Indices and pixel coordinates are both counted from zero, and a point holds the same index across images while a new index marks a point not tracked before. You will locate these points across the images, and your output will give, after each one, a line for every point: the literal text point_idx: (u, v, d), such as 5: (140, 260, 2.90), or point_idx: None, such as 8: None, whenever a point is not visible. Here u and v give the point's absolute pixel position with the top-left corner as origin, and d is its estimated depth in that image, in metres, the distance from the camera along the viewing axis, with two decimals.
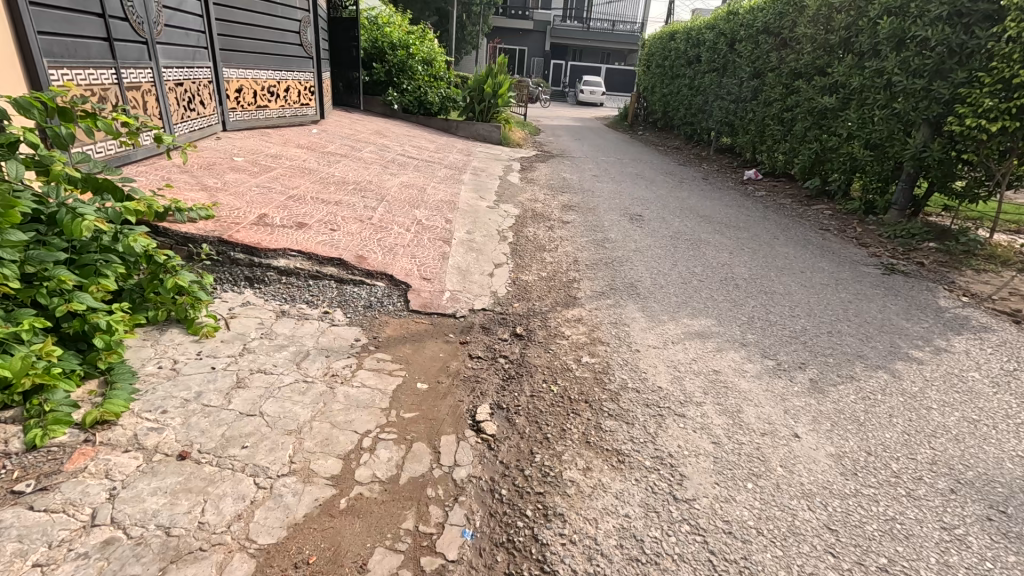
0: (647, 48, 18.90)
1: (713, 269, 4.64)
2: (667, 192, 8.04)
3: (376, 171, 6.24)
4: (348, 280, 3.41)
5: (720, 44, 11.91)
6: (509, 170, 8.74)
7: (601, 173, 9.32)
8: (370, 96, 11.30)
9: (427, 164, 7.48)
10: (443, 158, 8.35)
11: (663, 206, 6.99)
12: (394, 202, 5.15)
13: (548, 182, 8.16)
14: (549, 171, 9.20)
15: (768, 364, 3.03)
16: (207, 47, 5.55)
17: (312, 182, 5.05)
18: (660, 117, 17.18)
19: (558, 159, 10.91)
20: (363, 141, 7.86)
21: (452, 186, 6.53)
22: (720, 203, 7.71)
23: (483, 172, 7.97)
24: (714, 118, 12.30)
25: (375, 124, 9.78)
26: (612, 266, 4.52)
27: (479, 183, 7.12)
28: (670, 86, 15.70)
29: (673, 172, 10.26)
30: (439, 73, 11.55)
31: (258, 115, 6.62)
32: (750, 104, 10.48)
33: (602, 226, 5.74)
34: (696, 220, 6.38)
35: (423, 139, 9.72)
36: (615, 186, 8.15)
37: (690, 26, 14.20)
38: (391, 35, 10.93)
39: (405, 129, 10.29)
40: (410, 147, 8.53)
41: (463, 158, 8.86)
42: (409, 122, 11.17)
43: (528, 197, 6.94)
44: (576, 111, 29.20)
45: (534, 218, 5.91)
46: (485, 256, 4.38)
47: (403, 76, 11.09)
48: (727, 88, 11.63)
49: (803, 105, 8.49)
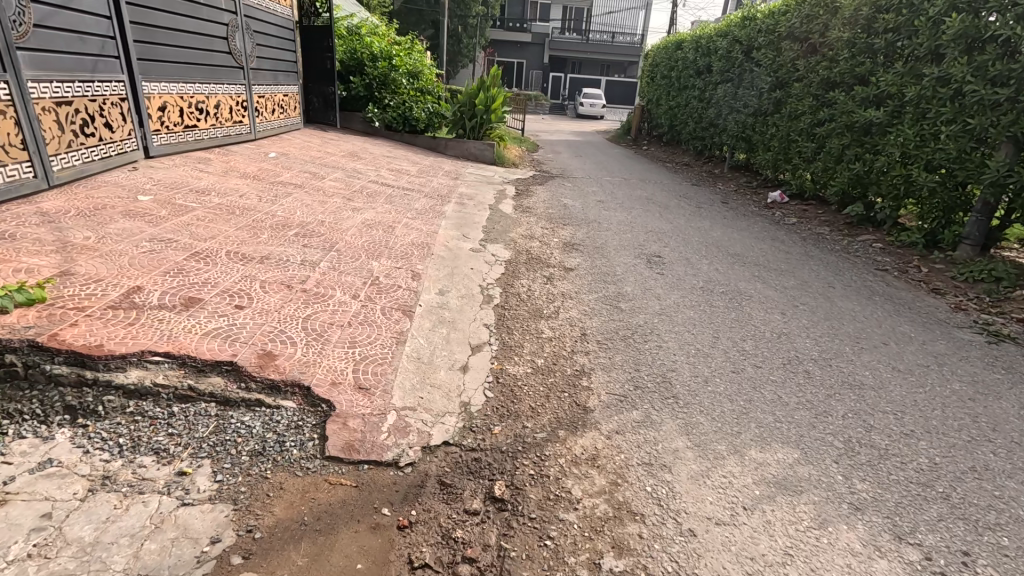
0: (651, 58, 17.93)
1: (768, 343, 3.44)
2: (685, 222, 6.90)
3: (335, 205, 5.13)
4: (236, 402, 2.22)
5: (735, 52, 10.88)
6: (501, 196, 7.62)
7: (606, 198, 8.20)
8: (349, 112, 10.23)
9: (404, 193, 6.36)
10: (425, 184, 7.24)
11: (683, 242, 5.83)
12: (347, 252, 4.01)
13: (546, 210, 7.02)
14: (548, 197, 8.07)
15: (911, 560, 1.82)
16: (120, 58, 4.49)
17: (241, 227, 3.92)
18: (666, 131, 16.13)
19: (559, 180, 9.82)
20: (330, 166, 6.76)
21: (430, 222, 5.40)
22: (749, 234, 6.57)
23: (471, 201, 6.85)
24: (730, 133, 11.22)
25: (351, 145, 8.69)
26: (633, 342, 3.33)
27: (464, 215, 5.99)
28: (677, 98, 14.68)
29: (688, 194, 9.13)
30: (425, 87, 10.50)
31: (187, 136, 5.49)
32: (772, 117, 9.41)
33: (613, 275, 4.58)
34: (728, 262, 5.21)
35: (405, 161, 8.63)
36: (624, 214, 7.01)
37: (699, 34, 13.23)
38: (372, 45, 9.88)
39: (386, 149, 9.20)
40: (388, 171, 7.42)
41: (450, 183, 7.76)
42: (392, 141, 10.10)
43: (522, 233, 5.79)
44: (575, 124, 28.24)
45: (529, 263, 4.76)
46: (461, 332, 3.22)
47: (385, 91, 10.03)
48: (744, 99, 10.55)
49: (840, 118, 7.38)
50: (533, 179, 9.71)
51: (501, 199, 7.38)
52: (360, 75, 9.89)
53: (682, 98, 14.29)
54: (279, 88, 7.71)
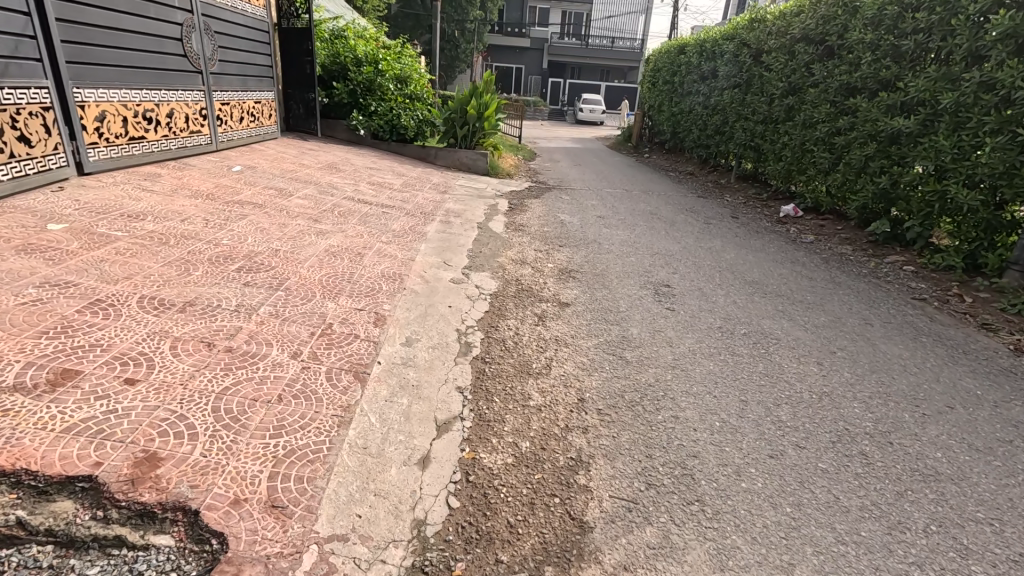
0: (653, 63, 17.37)
1: (808, 409, 2.79)
2: (693, 241, 6.27)
3: (298, 228, 4.50)
4: (83, 544, 1.56)
5: (742, 56, 10.30)
6: (492, 212, 6.98)
7: (606, 213, 7.56)
8: (332, 120, 9.63)
9: (382, 211, 5.73)
10: (408, 199, 6.61)
11: (693, 268, 5.19)
12: (298, 290, 3.37)
13: (540, 229, 6.38)
14: (544, 212, 7.44)
15: None
16: (42, 60, 3.90)
17: (169, 261, 3.29)
18: (668, 138, 15.55)
19: (556, 192, 9.21)
20: (303, 180, 6.13)
21: (408, 246, 4.77)
22: (765, 256, 5.93)
23: (458, 218, 6.22)
24: (738, 141, 10.61)
25: (332, 155, 8.08)
26: (642, 411, 2.68)
27: (449, 237, 5.37)
28: (681, 104, 14.07)
29: (694, 208, 8.49)
30: (413, 93, 9.88)
31: (134, 150, 4.90)
32: (784, 125, 8.80)
33: (616, 312, 3.94)
34: (746, 293, 4.56)
35: (390, 173, 8.01)
36: (626, 234, 6.37)
37: (703, 37, 12.66)
38: (356, 49, 9.26)
39: (370, 160, 8.58)
40: (368, 185, 6.79)
41: (436, 198, 7.14)
42: (378, 151, 9.50)
43: (513, 257, 5.15)
44: (575, 129, 27.68)
45: (518, 297, 4.12)
46: (425, 401, 2.57)
47: (370, 97, 9.41)
48: (753, 106, 9.95)
49: (862, 127, 6.79)
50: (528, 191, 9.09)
51: (492, 216, 6.76)
52: (343, 81, 9.27)
53: (686, 104, 13.70)
54: (249, 95, 7.10)
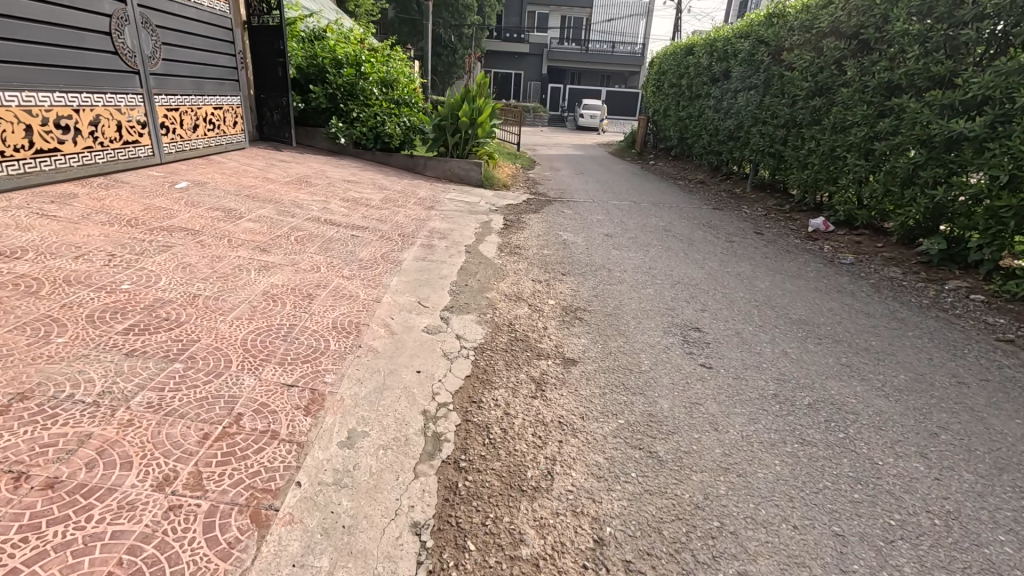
0: (657, 66, 16.55)
1: (936, 552, 1.87)
2: (717, 265, 5.37)
3: (237, 261, 3.62)
4: None
5: (759, 55, 9.46)
6: (484, 231, 6.10)
7: (614, 230, 6.69)
8: (310, 128, 8.77)
9: (352, 234, 4.86)
10: (387, 218, 5.73)
11: (724, 302, 4.29)
12: (204, 358, 2.48)
13: (538, 252, 5.49)
14: (543, 230, 6.56)
15: None
16: None
17: (27, 321, 2.40)
18: (675, 144, 14.70)
19: (557, 205, 8.33)
20: (262, 198, 5.27)
21: (375, 281, 3.88)
22: (804, 283, 5.03)
23: (442, 240, 5.34)
24: (756, 148, 9.75)
25: (306, 167, 7.21)
26: (692, 565, 1.76)
27: (429, 266, 4.48)
28: (689, 108, 13.24)
29: (711, 222, 7.61)
30: (399, 98, 9.04)
31: (41, 166, 4.06)
32: (811, 129, 7.93)
33: (637, 373, 3.02)
34: (795, 339, 3.66)
35: (371, 187, 7.15)
36: (639, 257, 5.48)
37: (713, 37, 11.84)
38: (335, 50, 8.43)
39: (350, 171, 7.72)
40: (341, 202, 5.92)
41: (420, 215, 6.26)
42: (361, 161, 8.63)
43: (505, 290, 4.25)
44: (576, 135, 26.95)
45: (510, 351, 3.22)
46: (359, 560, 1.66)
47: (351, 102, 8.56)
48: (772, 110, 9.09)
49: (908, 131, 5.92)
50: (526, 204, 8.22)
51: (483, 236, 5.88)
52: (321, 85, 8.42)
53: (694, 108, 12.86)
54: (207, 99, 6.26)
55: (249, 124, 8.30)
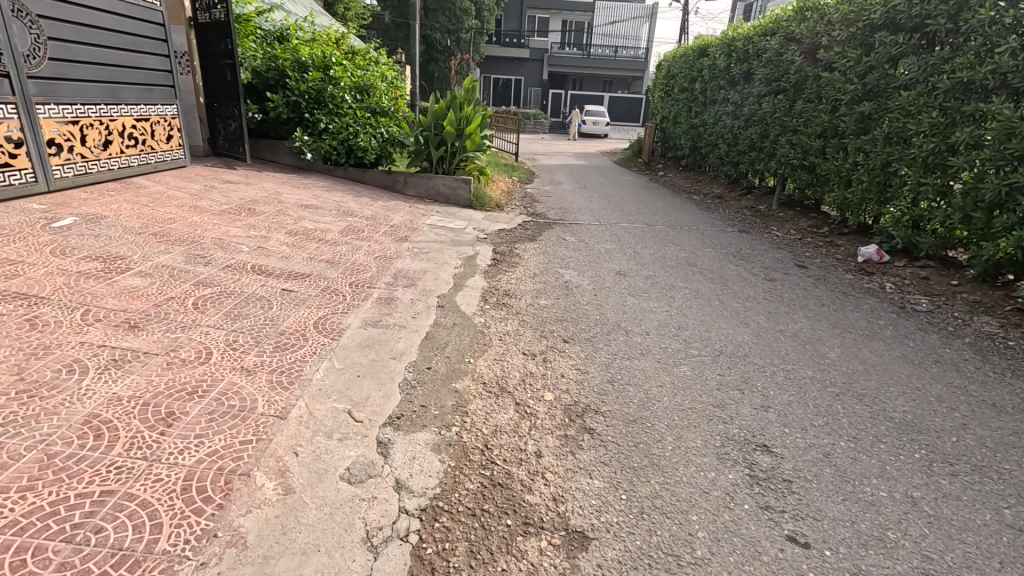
0: (666, 70, 15.39)
1: None
2: (765, 321, 4.15)
3: (74, 353, 2.43)
4: None
5: (788, 54, 8.29)
6: (466, 272, 4.90)
7: (627, 266, 5.48)
8: (272, 141, 7.60)
9: (285, 287, 3.67)
10: (342, 258, 4.54)
11: (789, 389, 3.08)
12: None
13: (533, 303, 4.27)
14: (541, 266, 5.36)
15: None
16: None
17: None
18: (687, 154, 13.53)
19: (559, 230, 7.13)
20: (177, 235, 4.10)
21: (291, 374, 2.66)
22: (883, 346, 3.82)
23: (408, 289, 4.15)
24: (785, 160, 8.55)
25: (257, 189, 6.04)
26: None
27: (382, 338, 3.27)
28: (702, 115, 12.06)
29: (741, 251, 6.40)
30: (375, 106, 7.88)
31: None
32: (859, 139, 6.74)
33: (691, 571, 1.80)
34: (916, 468, 2.43)
35: (334, 212, 5.98)
36: (662, 309, 4.28)
37: (731, 36, 10.69)
38: (297, 51, 7.24)
39: (314, 193, 6.56)
40: (288, 237, 4.74)
41: (389, 250, 5.08)
42: (331, 180, 7.45)
43: (485, 376, 3.04)
44: (578, 142, 25.86)
45: (481, 516, 2.00)
46: None
47: (318, 111, 7.38)
48: (806, 117, 7.90)
49: (1000, 143, 4.80)
50: (521, 229, 7.04)
51: (465, 279, 4.68)
52: (282, 91, 7.23)
53: (710, 116, 11.69)
54: (125, 109, 5.17)
55: (198, 137, 7.13)
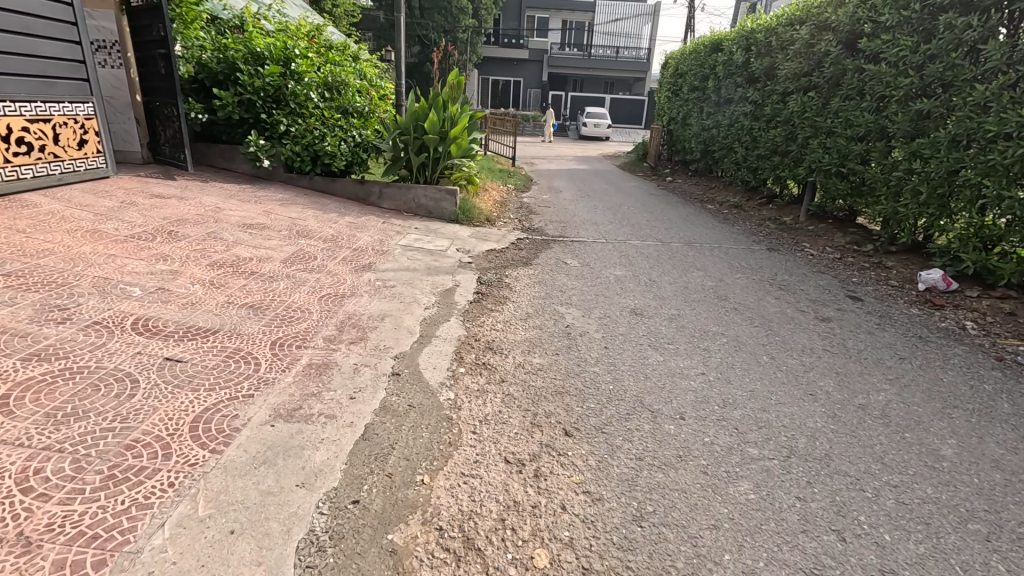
0: (674, 68, 14.34)
1: None
2: (835, 389, 3.09)
3: None
4: None
5: (821, 45, 7.26)
6: (440, 314, 3.83)
7: (642, 301, 4.42)
8: (225, 146, 6.54)
9: (169, 353, 2.60)
10: (273, 301, 3.48)
11: (911, 531, 2.01)
12: None
13: (524, 365, 3.20)
14: (537, 303, 4.29)
15: None
16: None
17: None
18: (698, 159, 12.49)
19: (558, 250, 6.07)
20: (41, 276, 3.05)
21: (103, 547, 1.58)
22: (1009, 431, 2.74)
23: (355, 347, 3.09)
24: (817, 166, 7.49)
25: (192, 205, 4.98)
26: None
27: (295, 441, 2.20)
28: (717, 117, 11.00)
29: (776, 278, 5.34)
30: (346, 105, 6.82)
31: None
32: (915, 142, 5.70)
33: None
34: None
35: (286, 233, 4.92)
36: (695, 371, 3.22)
37: (749, 28, 9.68)
38: (252, 40, 6.19)
39: (267, 208, 5.52)
40: (208, 271, 3.68)
41: (343, 286, 4.02)
42: (292, 191, 6.39)
43: (444, 516, 1.96)
44: (580, 146, 24.84)
45: None
46: None
47: (278, 111, 6.33)
48: (844, 117, 6.86)
49: None
50: (514, 249, 5.98)
51: (438, 325, 3.62)
52: (233, 87, 6.17)
53: (725, 116, 10.64)
54: (11, 107, 4.18)
55: (135, 142, 6.08)
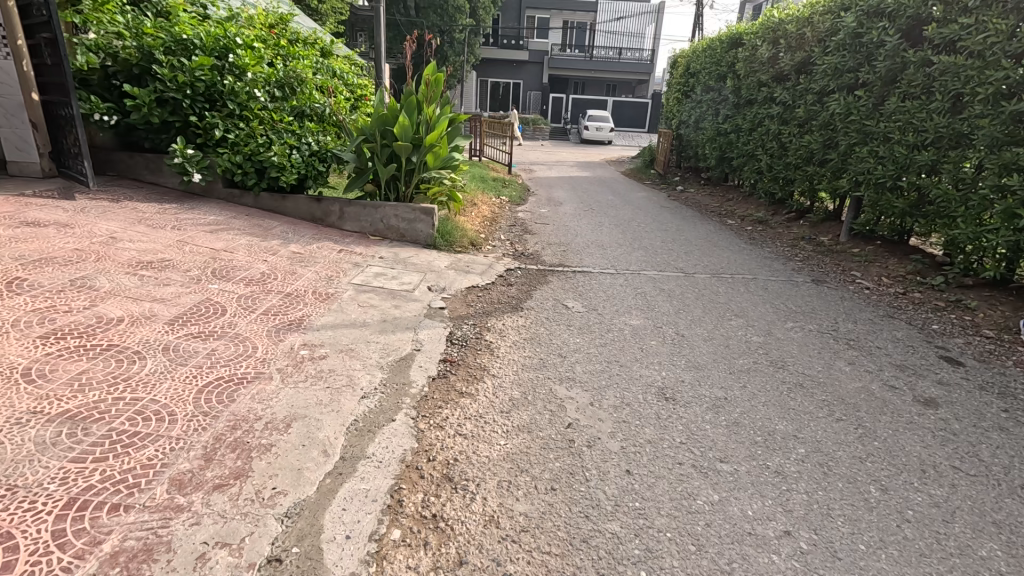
0: (686, 67, 13.18)
1: None
2: (1012, 568, 1.87)
3: None
4: None
5: (872, 35, 6.09)
6: (383, 407, 2.63)
7: (671, 373, 3.23)
8: (149, 156, 5.35)
9: None
10: (117, 400, 2.27)
11: None
12: None
13: (498, 518, 2.00)
14: (526, 378, 3.10)
15: None
16: None
17: None
18: (714, 167, 11.30)
19: (559, 286, 4.87)
20: None
21: None
22: None
23: (219, 498, 1.87)
24: (866, 178, 6.30)
25: (75, 237, 3.79)
26: None
27: None
28: (737, 120, 9.81)
29: (838, 328, 4.14)
30: (301, 107, 5.72)
31: None
32: (1009, 152, 4.51)
33: None
34: None
35: (197, 273, 3.73)
36: (772, 527, 2.01)
37: (774, 20, 8.53)
38: (179, 27, 5.05)
39: (185, 236, 4.34)
40: (36, 349, 2.49)
41: (250, 360, 2.82)
42: (230, 212, 5.20)
43: None
44: (582, 151, 23.65)
45: None
46: None
47: (212, 113, 5.18)
48: (906, 119, 5.66)
49: None
50: (502, 286, 4.80)
51: (376, 432, 2.42)
52: (153, 83, 5.00)
53: (746, 119, 9.46)
54: None
55: (31, 152, 4.90)
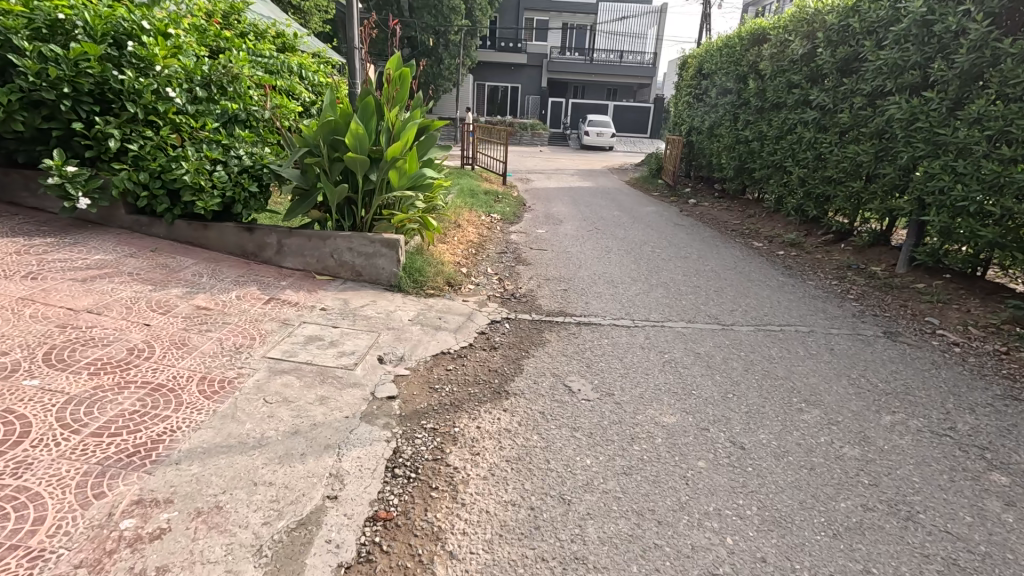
0: (698, 68, 12.04)
1: None
2: None
3: None
4: None
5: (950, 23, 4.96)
6: None
7: (736, 537, 2.02)
8: (29, 175, 4.16)
9: None
10: None
11: None
12: None
13: None
14: (504, 556, 1.89)
15: None
16: None
17: None
18: (732, 179, 10.12)
19: (559, 349, 3.65)
20: None
21: None
22: None
23: None
24: (935, 199, 5.13)
25: None
26: None
27: None
28: (761, 127, 8.64)
29: (952, 422, 2.94)
30: (234, 110, 4.58)
31: None
32: None
33: None
34: None
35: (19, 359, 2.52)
36: None
37: (808, 11, 7.40)
38: (60, 4, 3.90)
39: (38, 290, 3.14)
40: None
41: (5, 560, 1.59)
42: (128, 249, 3.99)
43: None
44: (583, 158, 22.48)
45: None
46: None
47: (107, 117, 4.01)
48: (1001, 126, 4.52)
49: None
50: (482, 350, 3.59)
51: None
52: (22, 78, 3.83)
53: (772, 126, 8.30)
54: None
55: None
